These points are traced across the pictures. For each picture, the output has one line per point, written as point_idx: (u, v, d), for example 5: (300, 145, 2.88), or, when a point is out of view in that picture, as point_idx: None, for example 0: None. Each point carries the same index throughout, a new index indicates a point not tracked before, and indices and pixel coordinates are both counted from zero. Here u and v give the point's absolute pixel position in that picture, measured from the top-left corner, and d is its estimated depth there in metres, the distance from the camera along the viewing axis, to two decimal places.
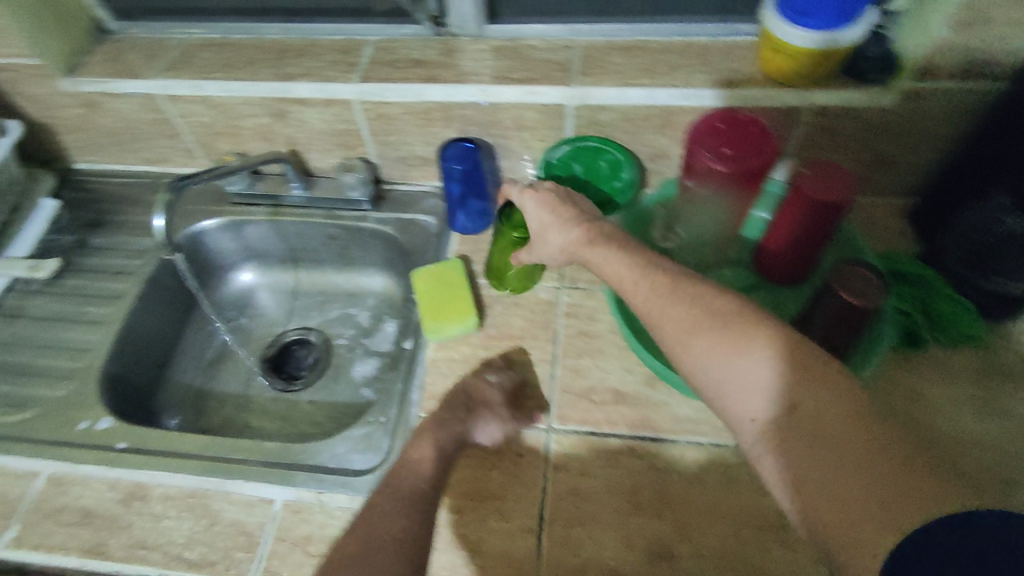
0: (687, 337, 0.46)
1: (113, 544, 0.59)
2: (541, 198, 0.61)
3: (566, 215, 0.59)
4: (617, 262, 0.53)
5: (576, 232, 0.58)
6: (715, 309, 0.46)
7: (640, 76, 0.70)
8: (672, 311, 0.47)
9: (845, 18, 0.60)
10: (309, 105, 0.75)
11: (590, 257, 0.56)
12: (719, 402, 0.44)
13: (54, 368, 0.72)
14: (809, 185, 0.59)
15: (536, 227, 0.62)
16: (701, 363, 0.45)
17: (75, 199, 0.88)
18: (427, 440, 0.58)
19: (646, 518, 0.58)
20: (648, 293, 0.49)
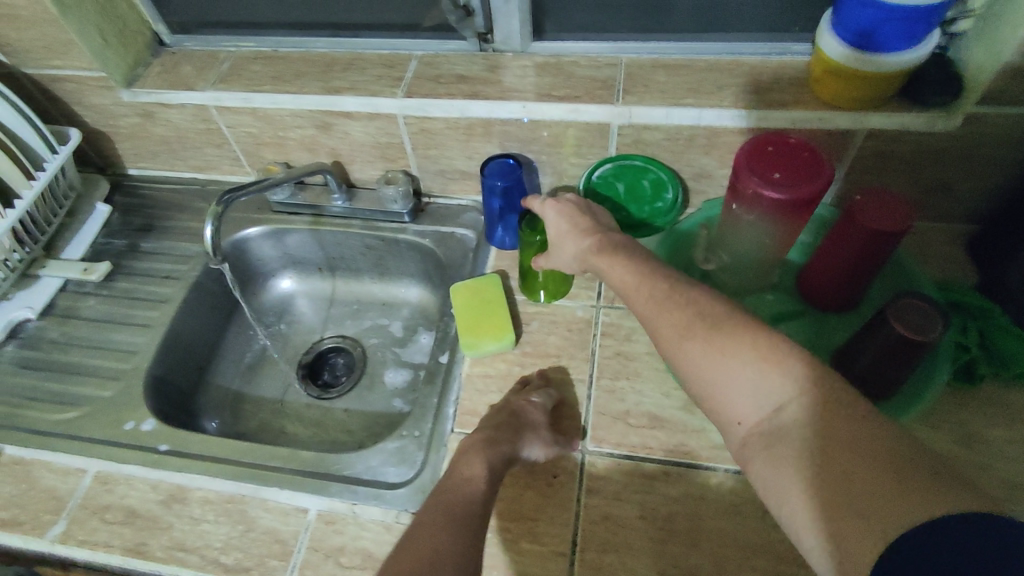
0: (676, 341, 0.46)
1: (153, 544, 0.61)
2: (562, 209, 0.61)
3: (585, 226, 0.59)
4: (618, 270, 0.52)
5: (591, 241, 0.57)
6: (704, 313, 0.45)
7: (686, 95, 0.69)
8: (663, 316, 0.47)
9: (907, 40, 0.58)
10: (354, 119, 0.77)
11: (599, 265, 0.55)
12: (710, 405, 0.45)
13: (103, 368, 0.75)
14: (866, 212, 0.58)
15: (553, 236, 0.62)
16: (690, 365, 0.45)
17: (127, 204, 0.91)
18: (478, 457, 0.57)
19: (684, 548, 0.56)
20: (641, 296, 0.49)
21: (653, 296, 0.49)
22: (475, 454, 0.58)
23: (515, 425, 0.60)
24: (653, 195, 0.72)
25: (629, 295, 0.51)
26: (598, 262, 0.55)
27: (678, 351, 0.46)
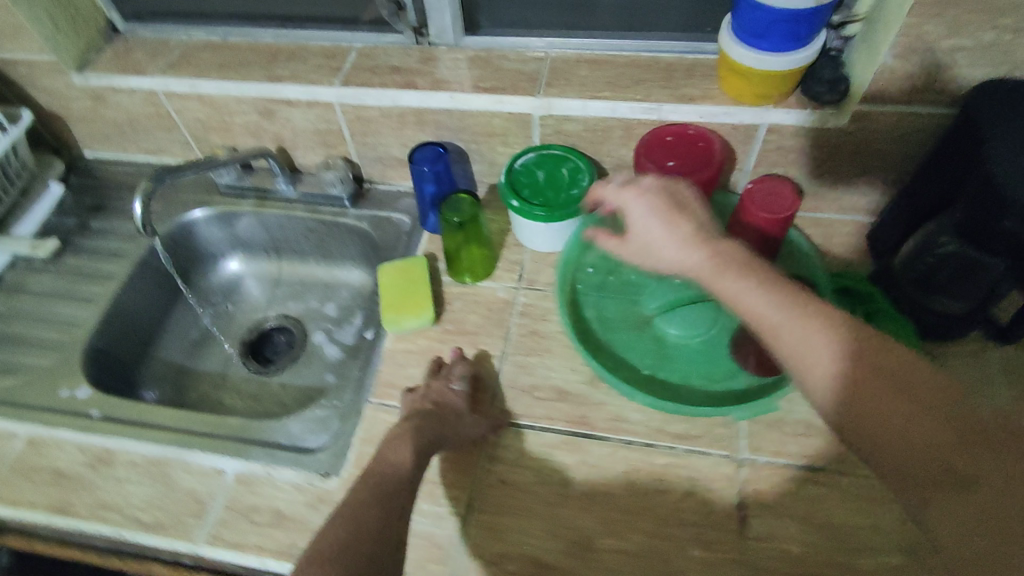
0: (823, 373, 0.43)
1: (77, 503, 0.64)
2: (652, 204, 0.53)
3: (677, 230, 0.52)
4: (746, 287, 0.48)
5: (699, 253, 0.51)
6: (859, 351, 0.42)
7: (603, 89, 0.71)
8: (808, 345, 0.44)
9: (796, 42, 0.61)
10: (294, 106, 0.80)
11: (721, 287, 0.49)
12: (848, 441, 0.42)
13: (46, 339, 0.78)
14: (756, 199, 0.62)
15: (639, 233, 0.54)
16: (866, 420, 0.41)
17: (82, 184, 0.94)
18: (407, 441, 0.58)
19: (572, 512, 0.60)
20: (781, 316, 0.46)
21: (796, 321, 0.45)
22: (404, 440, 0.58)
23: (443, 415, 0.62)
24: (570, 183, 0.73)
25: (766, 316, 0.46)
26: (721, 285, 0.49)
27: (827, 382, 0.43)
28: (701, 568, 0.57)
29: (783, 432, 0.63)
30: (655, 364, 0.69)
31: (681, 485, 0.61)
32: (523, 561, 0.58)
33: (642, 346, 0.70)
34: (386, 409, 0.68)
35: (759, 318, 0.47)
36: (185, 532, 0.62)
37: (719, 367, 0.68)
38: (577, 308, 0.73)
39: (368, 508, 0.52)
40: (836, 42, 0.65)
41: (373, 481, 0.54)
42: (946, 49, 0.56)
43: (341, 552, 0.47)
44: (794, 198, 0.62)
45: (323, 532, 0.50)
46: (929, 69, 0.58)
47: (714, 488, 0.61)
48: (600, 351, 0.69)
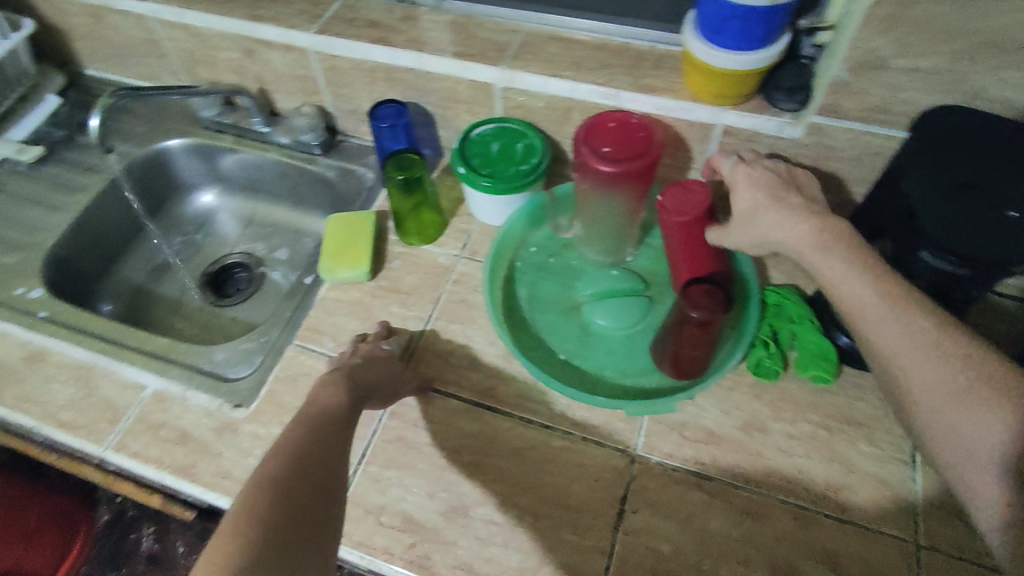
0: (923, 372, 0.45)
1: (7, 391, 0.69)
2: (759, 177, 0.57)
3: (793, 203, 0.55)
4: (850, 277, 0.49)
5: (814, 226, 0.52)
6: (965, 356, 0.44)
7: (566, 68, 0.70)
8: (911, 342, 0.46)
9: (757, 42, 0.58)
10: (273, 48, 0.81)
11: (821, 265, 0.51)
12: (934, 439, 0.45)
13: (12, 239, 0.82)
14: (671, 204, 0.61)
15: (748, 208, 0.57)
16: (950, 428, 0.43)
17: (77, 99, 0.97)
18: (339, 385, 0.56)
19: (457, 477, 0.61)
20: (883, 310, 0.47)
21: (900, 317, 0.46)
22: (336, 386, 0.56)
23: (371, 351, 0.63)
24: (522, 158, 0.73)
25: (866, 308, 0.48)
26: (820, 264, 0.51)
27: (926, 379, 0.45)
28: (568, 550, 0.57)
29: (682, 434, 0.63)
30: (573, 350, 0.69)
31: (569, 469, 0.61)
32: (399, 516, 0.59)
33: (565, 330, 0.71)
34: (306, 351, 0.70)
35: (859, 313, 0.49)
36: (95, 435, 0.65)
37: (635, 362, 0.68)
38: (510, 285, 0.74)
39: (312, 439, 0.48)
40: (808, 49, 0.63)
41: (316, 411, 0.52)
42: (898, 69, 0.54)
43: (288, 480, 0.43)
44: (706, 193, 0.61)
45: (265, 460, 0.45)
46: (882, 89, 0.56)
47: (602, 477, 0.61)
48: (521, 329, 0.70)
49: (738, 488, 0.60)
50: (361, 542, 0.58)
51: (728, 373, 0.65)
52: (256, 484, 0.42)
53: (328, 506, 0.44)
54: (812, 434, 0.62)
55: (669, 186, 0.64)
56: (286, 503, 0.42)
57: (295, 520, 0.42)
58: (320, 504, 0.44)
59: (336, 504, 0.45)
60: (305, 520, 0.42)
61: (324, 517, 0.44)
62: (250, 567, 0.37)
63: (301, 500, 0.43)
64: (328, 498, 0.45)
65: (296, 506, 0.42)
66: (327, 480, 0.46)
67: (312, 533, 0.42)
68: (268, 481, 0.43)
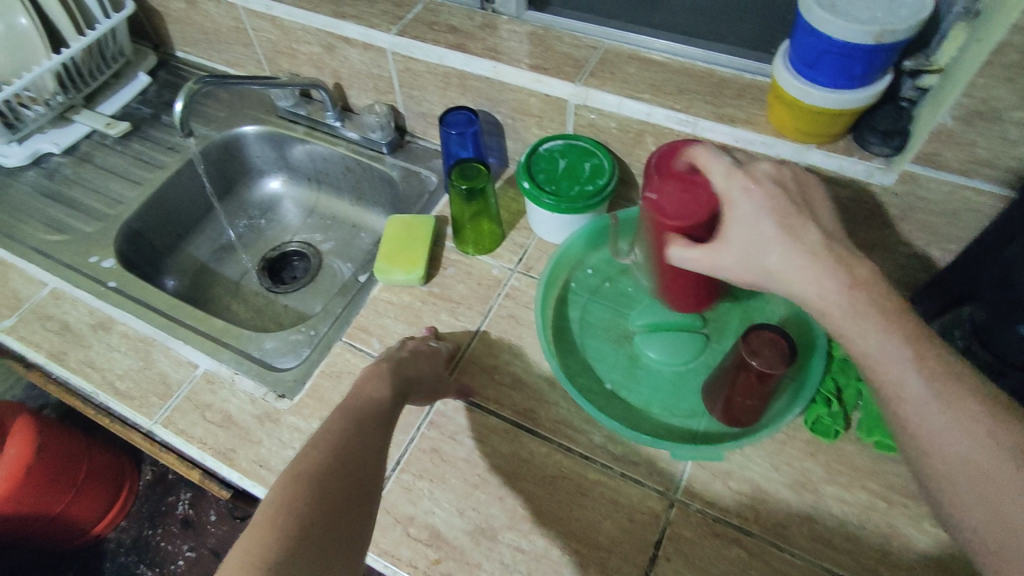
0: (986, 485, 0.40)
1: (72, 354, 0.72)
2: (764, 202, 0.49)
3: (808, 237, 0.48)
4: (903, 366, 0.43)
5: (843, 285, 0.46)
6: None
7: (644, 90, 0.68)
8: (973, 453, 0.40)
9: (855, 80, 0.55)
10: (352, 45, 0.82)
11: (853, 330, 0.45)
12: (973, 532, 0.40)
13: (92, 209, 0.86)
14: (669, 206, 0.52)
15: (751, 242, 0.49)
16: (997, 522, 0.39)
17: (165, 80, 1.01)
18: (384, 379, 0.56)
19: (488, 497, 0.60)
20: (934, 411, 0.42)
21: (940, 396, 0.42)
22: (380, 379, 0.56)
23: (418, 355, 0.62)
24: (588, 178, 0.71)
25: (917, 406, 0.43)
26: (853, 329, 0.45)
27: (991, 495, 0.39)
28: None
29: (726, 485, 0.60)
30: (619, 381, 0.67)
31: (604, 505, 0.59)
32: (427, 530, 0.59)
33: (613, 358, 0.68)
34: (352, 350, 0.70)
35: (909, 412, 0.43)
36: (146, 408, 0.68)
37: (683, 403, 0.65)
38: (562, 305, 0.72)
39: (350, 435, 0.47)
40: (908, 92, 0.59)
41: (356, 409, 0.51)
42: (1014, 122, 0.49)
43: (325, 476, 0.42)
44: (710, 201, 0.51)
45: (303, 451, 0.44)
46: (991, 142, 0.52)
47: (637, 518, 0.58)
48: (569, 352, 0.69)
49: (781, 551, 0.56)
50: (386, 551, 0.58)
51: (783, 427, 0.62)
52: (291, 475, 0.42)
53: (359, 506, 0.44)
54: (868, 503, 0.58)
55: (660, 178, 0.53)
56: (321, 500, 0.41)
57: (328, 518, 0.41)
58: (354, 503, 0.43)
59: (367, 505, 0.45)
60: (337, 517, 0.42)
61: (353, 518, 0.43)
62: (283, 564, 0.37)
63: (335, 498, 0.42)
64: (360, 498, 0.44)
65: (331, 504, 0.42)
66: (361, 479, 0.45)
67: (342, 531, 0.41)
68: (306, 474, 0.42)
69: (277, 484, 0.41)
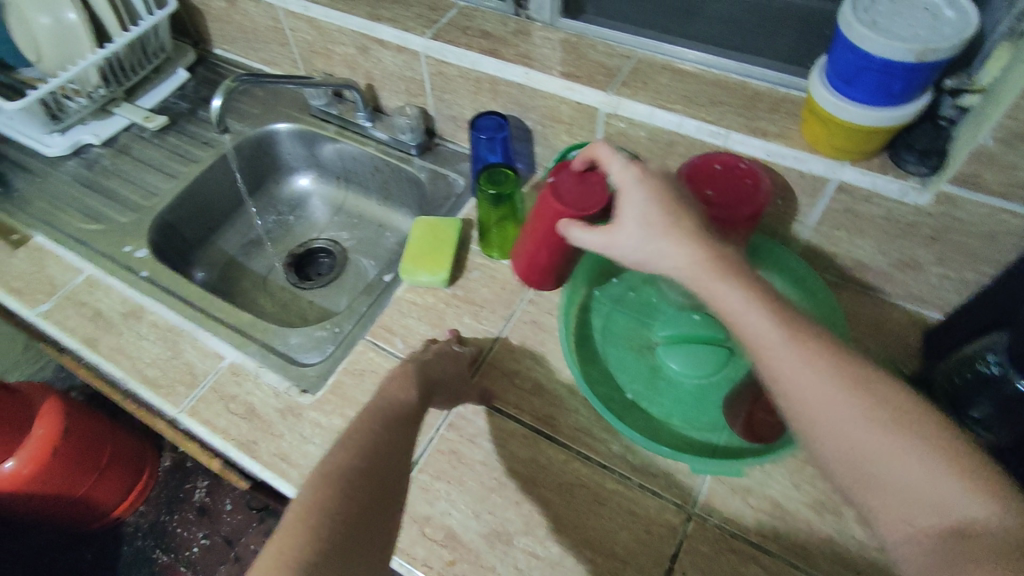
0: (847, 421, 0.40)
1: (103, 341, 0.74)
2: (653, 194, 0.51)
3: (684, 222, 0.50)
4: (760, 321, 0.44)
5: (705, 253, 0.47)
6: (880, 399, 0.40)
7: (676, 101, 0.68)
8: (833, 393, 0.40)
9: (894, 99, 0.54)
10: (386, 47, 0.83)
11: (715, 288, 0.46)
12: (826, 455, 0.41)
13: (128, 200, 0.88)
14: (566, 194, 0.61)
15: (641, 228, 0.51)
16: (841, 442, 0.40)
17: (203, 76, 1.04)
18: (411, 380, 0.56)
19: (504, 501, 0.60)
20: (796, 359, 0.42)
21: (786, 331, 0.43)
22: (406, 379, 0.56)
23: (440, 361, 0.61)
24: None
25: (777, 356, 0.43)
26: (710, 285, 0.47)
27: (852, 431, 0.39)
28: None
29: (745, 501, 0.59)
30: (641, 391, 0.67)
31: (621, 515, 0.59)
32: (443, 530, 0.59)
33: (635, 368, 0.68)
34: (375, 348, 0.71)
35: (772, 365, 0.43)
36: (173, 396, 0.69)
37: (704, 416, 0.65)
38: (585, 313, 0.72)
39: (377, 434, 0.47)
40: (948, 110, 0.58)
41: (380, 406, 0.51)
42: None
43: (353, 478, 0.43)
44: (603, 193, 0.60)
45: (331, 450, 0.45)
46: None
47: (654, 530, 0.58)
48: (590, 360, 0.68)
49: (799, 571, 0.55)
50: (402, 549, 0.58)
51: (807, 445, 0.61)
52: (321, 476, 0.42)
53: (383, 509, 0.45)
54: None
55: (558, 170, 0.63)
56: (349, 503, 0.42)
57: (354, 524, 0.41)
58: (377, 507, 0.44)
59: (390, 508, 0.46)
60: (363, 521, 0.42)
61: (374, 521, 0.43)
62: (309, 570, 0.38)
63: (363, 502, 0.43)
64: (382, 503, 0.45)
65: (359, 508, 0.42)
66: (386, 482, 0.45)
67: (366, 535, 0.42)
68: (334, 478, 0.42)
69: (305, 489, 0.41)
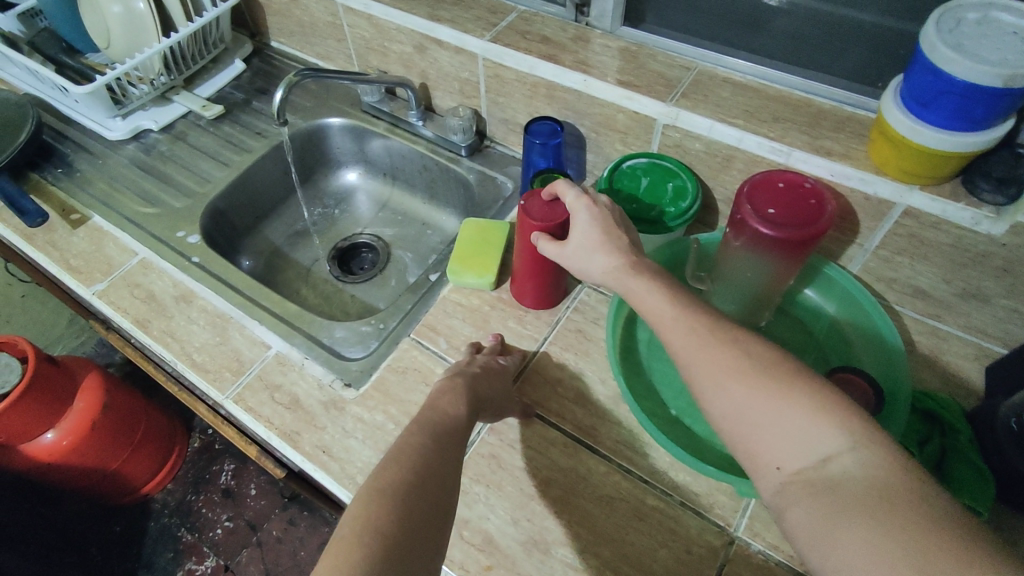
0: (726, 385, 0.41)
1: (154, 323, 0.75)
2: (599, 216, 0.55)
3: (620, 243, 0.53)
4: (660, 307, 0.47)
5: (625, 258, 0.52)
6: (757, 362, 0.41)
7: (739, 115, 0.67)
8: (715, 359, 0.43)
9: (972, 124, 0.53)
10: (444, 48, 0.83)
11: (631, 284, 0.50)
12: (720, 426, 0.42)
13: (183, 186, 0.90)
14: (534, 212, 0.62)
15: (584, 244, 0.55)
16: (727, 408, 0.41)
17: (259, 68, 1.06)
18: (459, 393, 0.57)
19: (543, 510, 0.60)
20: (684, 335, 0.45)
21: (684, 313, 0.46)
22: (456, 395, 0.56)
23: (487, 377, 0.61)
24: (670, 200, 0.70)
25: (670, 333, 0.46)
26: (629, 282, 0.51)
27: (732, 394, 0.41)
28: None
29: None
30: (685, 408, 0.66)
31: (660, 533, 0.58)
32: (481, 535, 0.59)
33: (681, 385, 0.67)
34: (419, 347, 0.71)
35: (670, 344, 0.46)
36: (219, 382, 0.70)
37: None
38: (631, 325, 0.71)
39: (427, 451, 0.48)
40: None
41: (424, 422, 0.51)
42: None
43: (404, 494, 0.43)
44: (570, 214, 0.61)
45: (383, 467, 0.45)
46: None
47: (695, 551, 0.57)
48: (635, 374, 0.67)
49: None
50: None
51: None
52: (372, 492, 0.42)
53: (436, 525, 0.44)
54: None
55: (529, 195, 0.65)
56: (404, 520, 0.41)
57: (407, 538, 0.41)
58: (432, 522, 0.43)
59: (444, 526, 0.44)
60: (414, 536, 0.41)
61: (430, 536, 0.43)
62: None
63: (413, 517, 0.42)
64: (438, 518, 0.44)
65: (410, 523, 0.42)
66: (438, 499, 0.45)
67: (418, 549, 0.41)
68: (386, 491, 0.42)
69: (355, 500, 0.42)
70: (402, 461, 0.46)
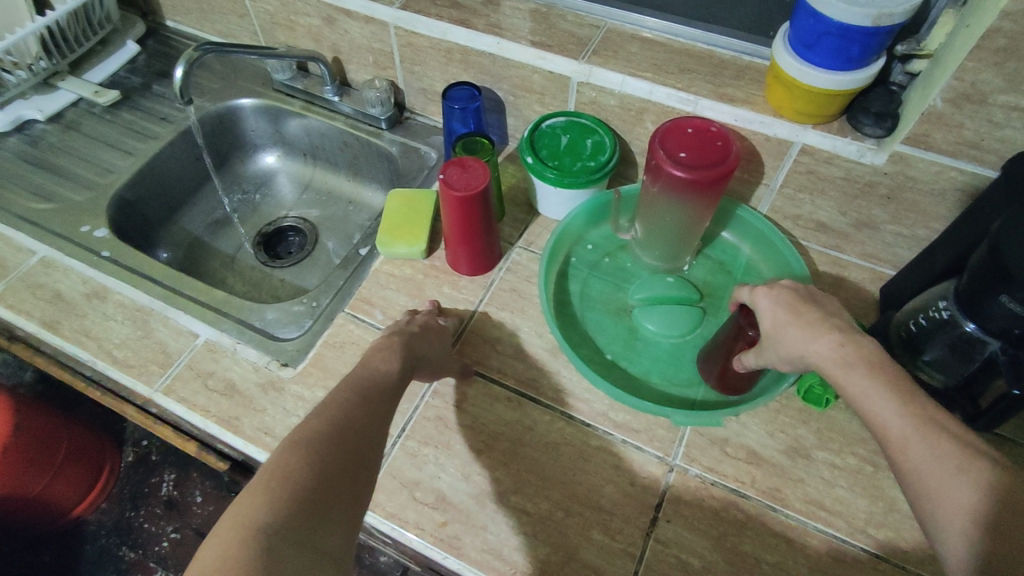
0: (955, 492, 0.39)
1: (65, 324, 0.71)
2: (781, 299, 0.54)
3: (815, 319, 0.52)
4: (862, 377, 0.46)
5: (836, 340, 0.49)
6: (998, 476, 0.39)
7: (647, 69, 0.70)
8: (940, 461, 0.41)
9: (851, 63, 0.57)
10: (353, 18, 0.81)
11: (832, 369, 0.48)
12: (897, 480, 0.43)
13: (82, 179, 0.84)
14: (454, 182, 0.64)
15: (769, 328, 0.54)
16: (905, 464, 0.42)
17: (156, 49, 0.99)
18: (395, 354, 0.57)
19: (492, 462, 0.61)
20: (882, 397, 0.45)
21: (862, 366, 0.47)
22: (392, 355, 0.57)
23: (427, 338, 0.62)
24: (590, 154, 0.73)
25: (865, 396, 0.46)
26: (824, 353, 0.49)
27: (953, 485, 0.40)
28: (598, 553, 0.57)
29: (723, 450, 0.62)
30: (619, 351, 0.69)
31: (606, 471, 0.61)
32: (434, 494, 0.60)
33: (613, 331, 0.70)
34: (355, 320, 0.71)
35: (885, 428, 0.44)
36: (146, 377, 0.67)
37: (682, 372, 0.68)
38: (563, 279, 0.74)
39: (350, 406, 0.48)
40: (900, 76, 0.63)
41: (356, 385, 0.51)
42: (998, 104, 0.53)
43: (325, 445, 0.43)
44: (486, 175, 0.65)
45: (304, 420, 0.45)
46: (979, 126, 0.56)
47: (637, 483, 0.60)
48: (570, 324, 0.70)
49: (776, 512, 0.59)
50: (393, 514, 0.59)
51: (775, 396, 0.65)
52: (288, 445, 0.42)
53: (357, 475, 0.44)
54: (856, 468, 0.61)
55: (446, 164, 0.66)
56: (322, 469, 0.42)
57: (324, 484, 0.42)
58: (352, 472, 0.44)
59: (365, 477, 0.45)
60: (335, 489, 0.42)
61: (350, 487, 0.43)
62: (274, 526, 0.38)
63: (334, 468, 0.43)
64: (359, 469, 0.45)
65: (327, 472, 0.42)
66: (358, 449, 0.46)
67: (340, 498, 0.42)
68: (303, 444, 0.43)
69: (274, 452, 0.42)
70: (328, 417, 0.46)
